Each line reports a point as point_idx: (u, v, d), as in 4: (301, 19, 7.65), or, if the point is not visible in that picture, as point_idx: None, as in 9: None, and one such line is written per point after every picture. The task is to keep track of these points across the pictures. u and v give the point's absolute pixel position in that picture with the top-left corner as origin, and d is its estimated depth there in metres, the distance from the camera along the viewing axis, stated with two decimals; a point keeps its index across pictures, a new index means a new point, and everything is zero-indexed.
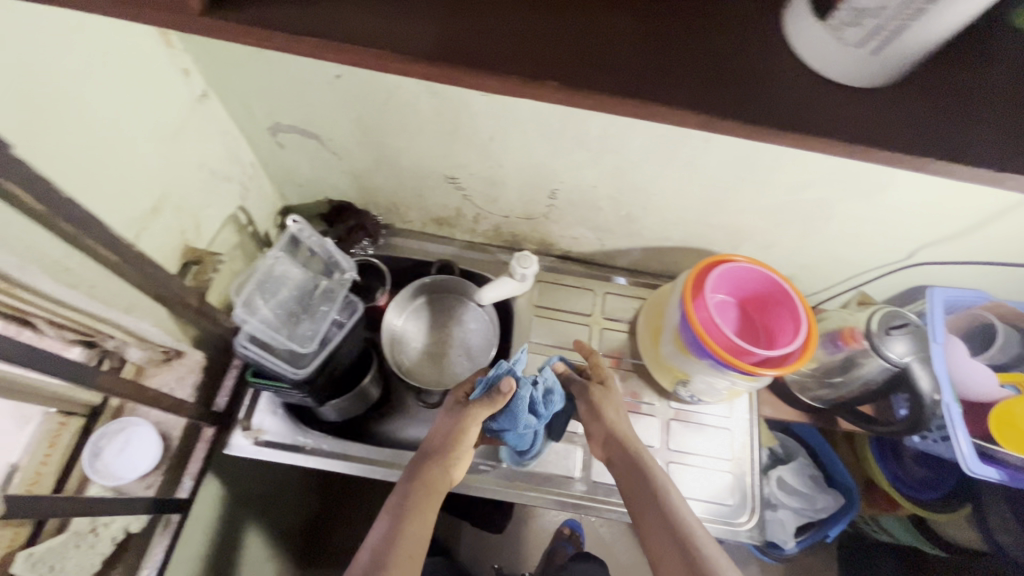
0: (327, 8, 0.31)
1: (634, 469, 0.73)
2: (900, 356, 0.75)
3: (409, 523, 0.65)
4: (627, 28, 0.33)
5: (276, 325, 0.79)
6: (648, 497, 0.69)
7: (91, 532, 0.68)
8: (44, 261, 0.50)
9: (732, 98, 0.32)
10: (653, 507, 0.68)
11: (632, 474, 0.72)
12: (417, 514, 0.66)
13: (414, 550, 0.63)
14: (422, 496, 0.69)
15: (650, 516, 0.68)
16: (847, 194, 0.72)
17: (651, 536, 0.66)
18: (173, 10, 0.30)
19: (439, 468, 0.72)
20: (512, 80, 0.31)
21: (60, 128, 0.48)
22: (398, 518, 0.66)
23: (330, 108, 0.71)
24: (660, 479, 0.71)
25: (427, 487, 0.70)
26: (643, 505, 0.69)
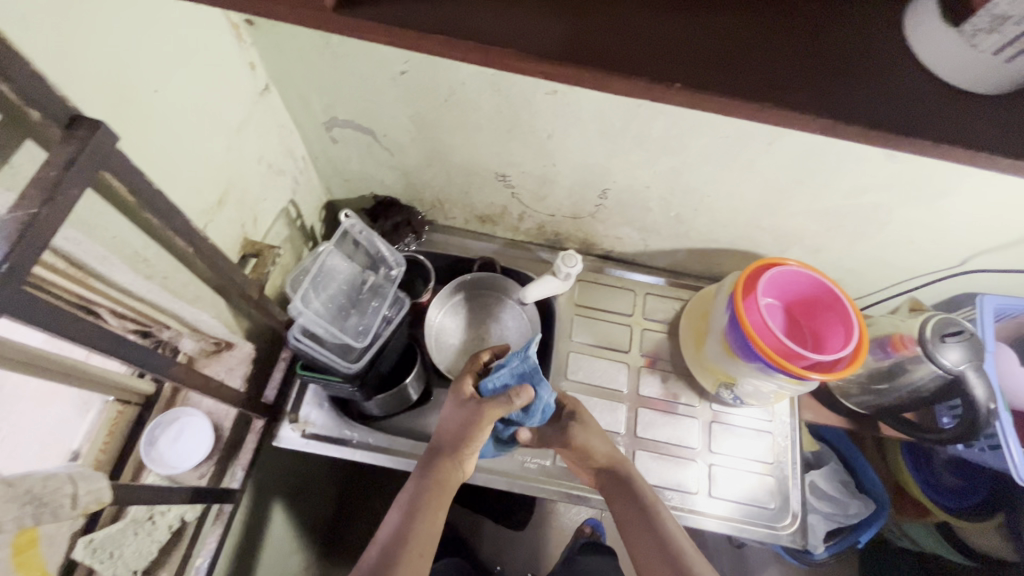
0: (455, 6, 0.31)
1: (627, 500, 0.71)
2: (955, 364, 0.74)
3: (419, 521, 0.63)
4: (750, 33, 0.32)
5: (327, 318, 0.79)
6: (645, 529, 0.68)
7: (148, 519, 0.69)
8: (126, 253, 0.50)
9: (857, 102, 0.31)
10: (650, 542, 0.67)
11: (620, 491, 0.72)
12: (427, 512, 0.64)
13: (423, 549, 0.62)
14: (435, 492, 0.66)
15: (648, 547, 0.67)
16: (908, 200, 0.71)
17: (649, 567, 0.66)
18: (308, 7, 0.30)
19: (450, 462, 0.68)
20: (640, 81, 0.31)
21: (142, 120, 0.48)
22: (409, 515, 0.64)
23: (389, 104, 0.71)
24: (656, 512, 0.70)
25: (438, 484, 0.67)
26: (639, 538, 0.68)
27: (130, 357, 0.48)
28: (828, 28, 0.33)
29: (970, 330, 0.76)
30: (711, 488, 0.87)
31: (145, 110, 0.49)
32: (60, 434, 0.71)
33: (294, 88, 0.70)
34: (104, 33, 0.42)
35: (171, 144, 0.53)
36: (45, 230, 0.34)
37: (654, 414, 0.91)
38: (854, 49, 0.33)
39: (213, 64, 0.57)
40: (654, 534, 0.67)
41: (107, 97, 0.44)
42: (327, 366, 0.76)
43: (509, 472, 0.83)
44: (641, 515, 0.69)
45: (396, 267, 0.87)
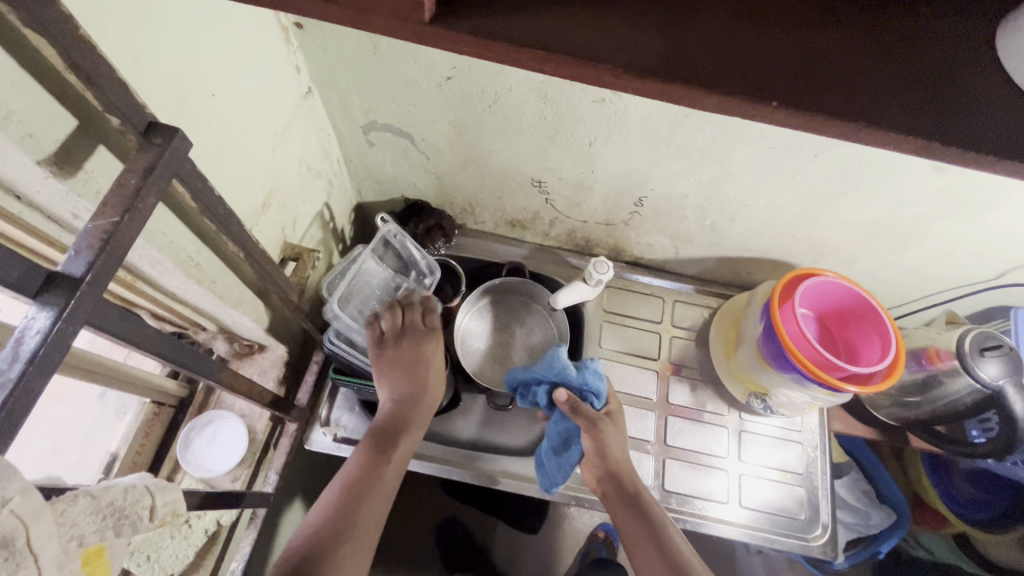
0: (549, 19, 0.31)
1: (636, 507, 0.70)
2: (994, 378, 0.74)
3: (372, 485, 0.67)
4: (845, 50, 0.32)
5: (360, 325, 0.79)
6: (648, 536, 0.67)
7: (185, 523, 0.68)
8: (181, 258, 0.50)
9: (953, 123, 0.31)
10: (653, 551, 0.66)
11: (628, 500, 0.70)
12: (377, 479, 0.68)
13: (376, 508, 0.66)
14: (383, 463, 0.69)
15: (649, 553, 0.66)
16: (949, 213, 0.71)
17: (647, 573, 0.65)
18: (402, 18, 0.30)
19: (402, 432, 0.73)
20: (737, 99, 0.30)
21: (200, 124, 0.48)
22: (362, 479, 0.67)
23: (430, 109, 0.70)
24: (665, 524, 0.68)
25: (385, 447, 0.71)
26: (642, 546, 0.66)
27: (185, 363, 0.47)
28: (922, 47, 0.33)
29: (1010, 345, 0.76)
30: (741, 498, 0.86)
31: (204, 114, 0.49)
32: (97, 435, 0.71)
33: (336, 91, 0.70)
34: (172, 38, 0.42)
35: (225, 148, 0.53)
36: (126, 239, 0.34)
37: (684, 422, 0.91)
38: (950, 69, 0.32)
39: (264, 68, 0.57)
40: (659, 543, 0.66)
41: (171, 100, 0.44)
42: None
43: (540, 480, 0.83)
44: (649, 524, 0.68)
45: (429, 275, 0.86)
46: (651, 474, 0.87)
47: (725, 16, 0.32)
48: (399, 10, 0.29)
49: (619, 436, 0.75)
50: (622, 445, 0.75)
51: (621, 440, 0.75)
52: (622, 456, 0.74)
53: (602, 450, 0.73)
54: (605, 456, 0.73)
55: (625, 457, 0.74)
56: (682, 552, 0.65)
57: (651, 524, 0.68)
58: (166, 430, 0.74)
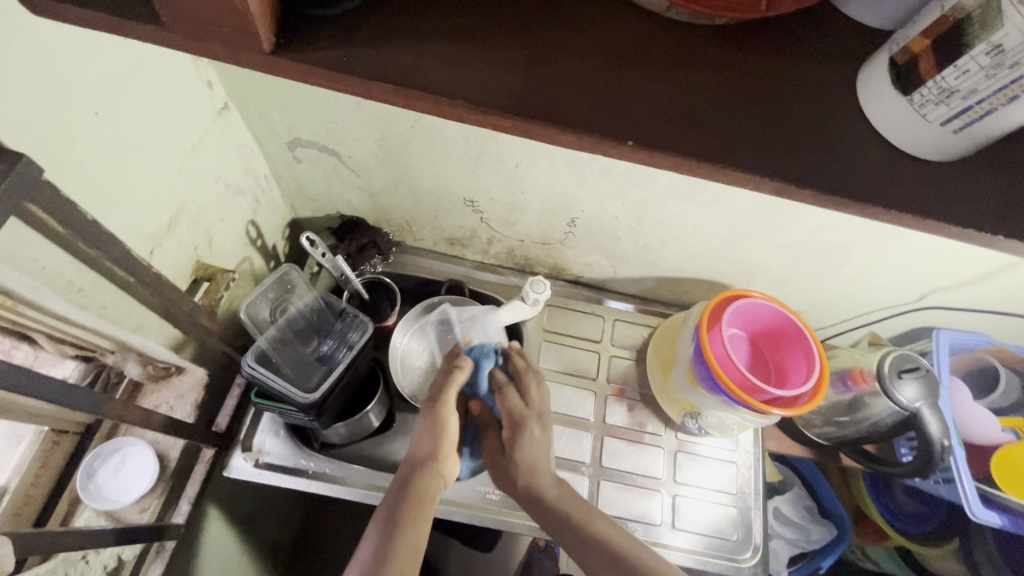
0: (405, 53, 0.30)
1: (569, 526, 0.65)
2: (911, 401, 0.76)
3: (407, 533, 0.59)
4: (708, 89, 0.32)
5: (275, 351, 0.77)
6: (596, 557, 0.63)
7: (82, 560, 0.64)
8: (58, 283, 0.48)
9: (811, 164, 0.31)
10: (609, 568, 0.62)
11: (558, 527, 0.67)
12: (412, 523, 0.60)
13: (414, 552, 0.59)
14: (419, 510, 0.62)
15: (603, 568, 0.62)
16: (866, 239, 0.72)
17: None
18: (241, 47, 0.28)
19: (433, 474, 0.65)
20: (593, 138, 0.30)
21: (76, 143, 0.46)
22: (393, 523, 0.60)
23: (352, 127, 0.69)
24: (599, 529, 0.65)
25: (419, 494, 0.63)
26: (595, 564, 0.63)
27: None
28: (789, 86, 0.33)
29: (927, 367, 0.78)
30: (674, 520, 0.86)
31: (84, 133, 0.46)
32: None
33: (255, 108, 0.67)
34: (37, 60, 0.40)
35: (116, 170, 0.51)
36: None
37: (620, 443, 0.90)
38: (812, 108, 0.33)
39: (166, 86, 0.55)
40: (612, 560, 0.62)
41: (40, 120, 0.42)
42: (282, 395, 0.72)
43: (471, 504, 0.79)
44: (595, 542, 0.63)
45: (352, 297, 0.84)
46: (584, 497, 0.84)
47: (592, 52, 0.32)
48: (237, 38, 0.28)
49: (530, 448, 0.72)
50: (535, 459, 0.71)
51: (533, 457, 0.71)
52: (524, 471, 0.70)
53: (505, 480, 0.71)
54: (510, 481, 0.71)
55: (531, 476, 0.70)
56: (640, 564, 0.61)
57: (599, 545, 0.63)
58: (68, 459, 0.70)
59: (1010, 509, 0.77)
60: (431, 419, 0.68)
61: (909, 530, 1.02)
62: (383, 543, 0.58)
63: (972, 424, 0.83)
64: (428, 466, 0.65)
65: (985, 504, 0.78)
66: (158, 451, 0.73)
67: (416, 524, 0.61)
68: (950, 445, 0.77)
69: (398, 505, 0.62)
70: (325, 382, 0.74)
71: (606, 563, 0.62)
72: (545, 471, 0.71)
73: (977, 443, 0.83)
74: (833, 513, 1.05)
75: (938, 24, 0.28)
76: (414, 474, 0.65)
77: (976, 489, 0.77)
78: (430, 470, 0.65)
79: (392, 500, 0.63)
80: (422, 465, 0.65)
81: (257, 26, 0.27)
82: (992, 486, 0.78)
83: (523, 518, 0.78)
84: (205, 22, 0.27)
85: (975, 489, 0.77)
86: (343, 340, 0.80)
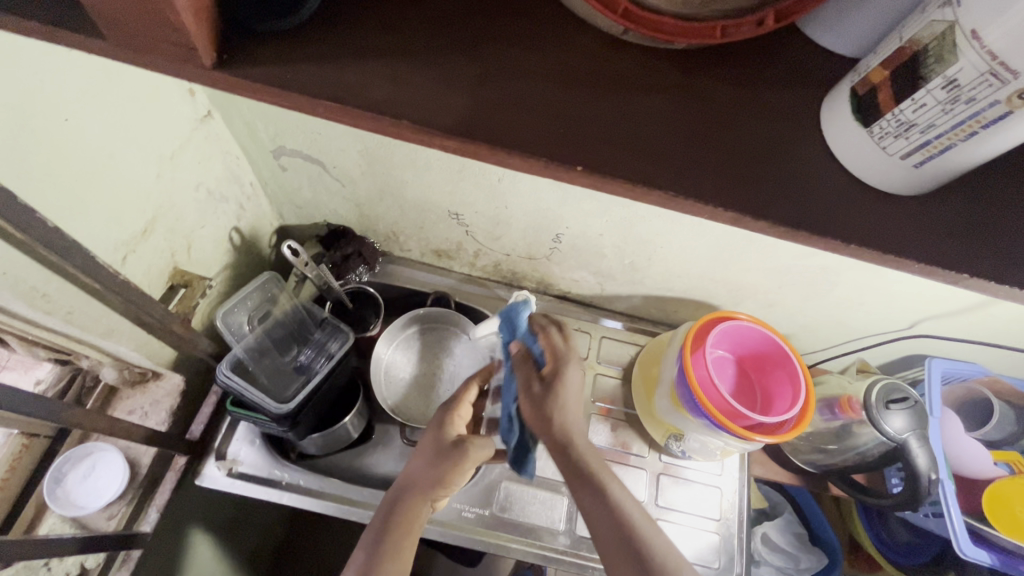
0: (350, 71, 0.30)
1: (589, 487, 0.56)
2: (898, 431, 0.74)
3: (392, 563, 0.57)
4: (663, 113, 0.31)
5: (253, 361, 0.77)
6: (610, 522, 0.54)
7: (44, 566, 0.64)
8: (20, 289, 0.48)
9: (767, 194, 0.30)
10: (617, 535, 0.54)
11: (586, 487, 0.56)
12: (399, 553, 0.58)
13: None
14: (408, 532, 0.59)
15: (610, 538, 0.54)
16: (853, 266, 0.71)
17: (611, 557, 0.54)
18: (182, 61, 0.28)
19: (426, 503, 0.61)
20: (540, 163, 0.29)
21: (43, 152, 0.46)
22: (377, 551, 0.57)
23: (335, 137, 0.68)
24: (613, 493, 0.56)
25: (407, 524, 0.60)
26: (604, 528, 0.54)
27: None
28: (749, 113, 0.32)
29: (916, 398, 0.77)
30: None
31: (52, 140, 0.46)
32: None
33: (238, 116, 0.67)
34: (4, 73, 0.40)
35: (85, 176, 0.51)
36: None
37: None
38: (771, 136, 0.32)
39: (144, 94, 0.54)
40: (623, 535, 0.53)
41: (3, 126, 0.42)
42: (256, 405, 0.71)
43: (446, 521, 0.77)
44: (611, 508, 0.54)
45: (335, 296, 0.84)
46: (562, 516, 0.78)
47: (543, 74, 0.31)
48: (178, 52, 0.28)
49: (569, 389, 0.61)
50: (570, 404, 0.60)
51: (570, 399, 0.60)
52: (559, 405, 0.59)
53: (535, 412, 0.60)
54: (540, 415, 0.60)
55: (563, 414, 0.59)
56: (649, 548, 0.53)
57: (613, 507, 0.55)
58: (38, 462, 0.69)
59: (1002, 548, 0.74)
60: (439, 448, 0.64)
61: (904, 562, 0.92)
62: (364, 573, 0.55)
63: (964, 457, 0.81)
64: (422, 495, 0.61)
65: (975, 540, 0.76)
66: (130, 457, 0.73)
67: (405, 543, 0.58)
68: (937, 478, 0.74)
69: (385, 533, 0.58)
70: (301, 393, 0.73)
71: (619, 533, 0.54)
72: (575, 417, 0.60)
73: (969, 477, 0.81)
74: (822, 538, 0.99)
75: (897, 57, 0.27)
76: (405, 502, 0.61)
77: (965, 524, 0.75)
78: (429, 498, 0.62)
79: (379, 526, 0.59)
80: (415, 493, 0.61)
81: (194, 40, 0.27)
82: (983, 522, 0.76)
83: (498, 537, 0.76)
84: (145, 36, 0.27)
85: (963, 525, 0.75)
86: (322, 350, 0.79)
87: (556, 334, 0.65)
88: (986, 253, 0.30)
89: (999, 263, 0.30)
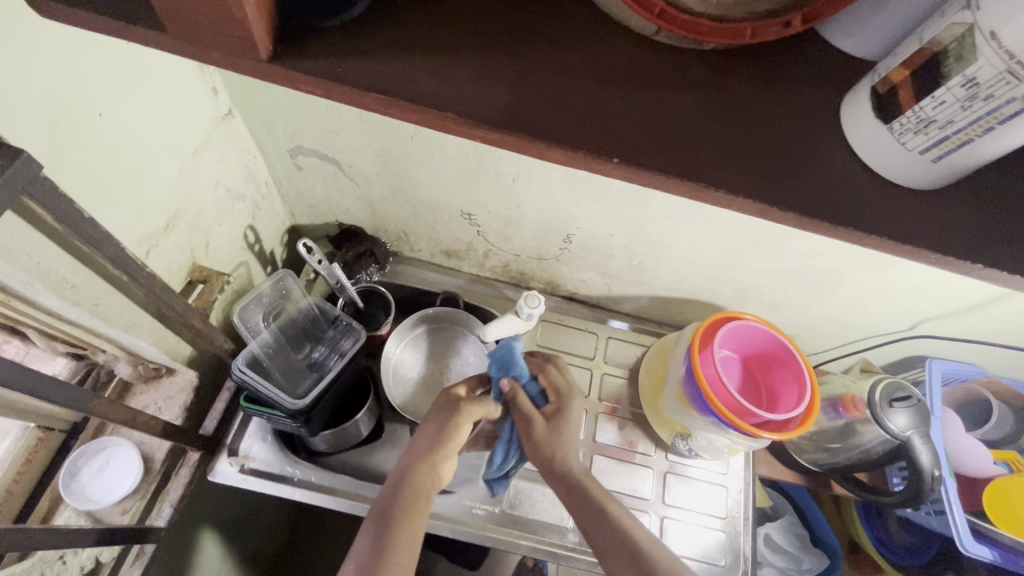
0: (397, 67, 0.31)
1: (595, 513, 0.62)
2: (902, 429, 0.76)
3: (404, 529, 0.58)
4: (692, 109, 0.33)
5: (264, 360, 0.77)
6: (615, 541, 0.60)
7: (59, 559, 0.64)
8: (51, 279, 0.49)
9: (793, 187, 0.32)
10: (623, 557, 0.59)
11: (594, 517, 0.62)
12: (410, 516, 0.59)
13: (410, 547, 0.57)
14: (416, 499, 0.61)
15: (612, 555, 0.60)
16: (858, 266, 0.73)
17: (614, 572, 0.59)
18: (239, 53, 0.30)
19: (429, 470, 0.64)
20: (579, 153, 0.31)
21: (79, 145, 0.47)
22: (387, 518, 0.59)
23: (353, 138, 0.69)
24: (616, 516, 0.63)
25: (414, 491, 0.62)
26: (607, 551, 0.60)
27: None
28: (774, 111, 0.34)
29: (918, 396, 0.78)
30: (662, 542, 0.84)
31: (86, 134, 0.48)
32: None
33: (258, 116, 0.68)
34: (46, 68, 0.42)
35: (114, 169, 0.52)
36: None
37: (609, 461, 0.89)
38: (794, 132, 0.33)
39: (171, 92, 0.56)
40: (626, 548, 0.59)
41: (42, 120, 0.43)
42: (271, 400, 0.71)
43: (456, 518, 0.77)
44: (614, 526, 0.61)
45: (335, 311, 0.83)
46: (572, 514, 0.79)
47: (579, 71, 0.33)
48: (237, 46, 0.29)
49: (571, 422, 0.70)
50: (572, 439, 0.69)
51: (571, 435, 0.69)
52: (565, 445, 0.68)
53: (537, 448, 0.68)
54: (546, 452, 0.67)
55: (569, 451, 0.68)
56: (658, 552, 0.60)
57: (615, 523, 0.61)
58: (52, 456, 0.70)
59: (1002, 545, 0.76)
60: (435, 421, 0.68)
61: (906, 564, 0.94)
62: (379, 541, 0.56)
63: (965, 455, 0.82)
64: (426, 464, 0.64)
65: (975, 536, 0.77)
66: (144, 452, 0.73)
67: (416, 508, 0.60)
68: (940, 475, 0.76)
69: (395, 501, 0.60)
70: (315, 388, 0.74)
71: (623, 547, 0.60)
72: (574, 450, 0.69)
73: (969, 476, 0.83)
74: (826, 542, 1.00)
75: (917, 57, 0.28)
76: (411, 472, 0.63)
77: (966, 521, 0.77)
78: (432, 463, 0.64)
79: (390, 495, 0.61)
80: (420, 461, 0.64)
81: (254, 33, 0.28)
82: (984, 519, 0.77)
83: (508, 534, 0.77)
84: (206, 29, 0.28)
85: (965, 522, 0.76)
86: (335, 348, 0.80)
87: (555, 370, 0.73)
88: (997, 246, 0.32)
89: (1011, 255, 0.31)
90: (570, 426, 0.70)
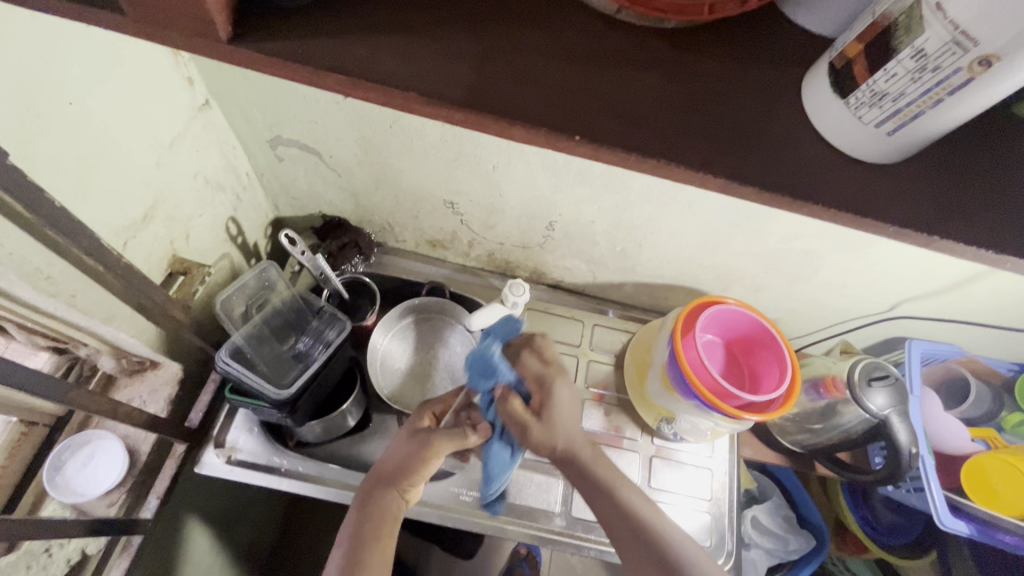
0: (360, 48, 0.31)
1: (599, 492, 0.64)
2: (880, 408, 0.77)
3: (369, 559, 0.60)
4: (653, 86, 0.33)
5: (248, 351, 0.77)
6: (625, 524, 0.62)
7: (44, 552, 0.66)
8: (26, 270, 0.49)
9: (752, 163, 0.32)
10: (630, 529, 0.62)
11: (597, 493, 0.64)
12: (375, 548, 0.61)
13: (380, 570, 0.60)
14: (384, 526, 0.62)
15: (621, 533, 0.62)
16: (836, 249, 0.73)
17: (619, 544, 0.63)
18: (198, 35, 0.30)
19: (396, 498, 0.64)
20: (538, 131, 0.31)
21: (49, 136, 0.47)
22: (358, 548, 0.60)
23: (332, 127, 0.69)
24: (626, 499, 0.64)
25: (381, 518, 0.63)
26: (615, 526, 0.63)
27: None
28: (736, 87, 0.34)
29: (896, 376, 0.80)
30: None
31: (55, 121, 0.47)
32: None
33: (235, 105, 0.68)
34: (11, 57, 0.41)
35: (87, 159, 0.52)
36: None
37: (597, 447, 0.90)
38: (756, 108, 0.34)
39: (144, 80, 0.55)
40: (641, 541, 0.61)
41: (10, 109, 0.43)
42: (257, 392, 0.71)
43: (444, 505, 0.78)
44: (620, 513, 0.63)
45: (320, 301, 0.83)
46: (558, 499, 0.80)
47: (539, 50, 0.33)
48: (195, 27, 0.30)
49: (562, 408, 0.66)
50: (566, 422, 0.66)
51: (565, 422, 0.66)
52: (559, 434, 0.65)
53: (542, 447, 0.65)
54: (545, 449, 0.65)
55: (568, 437, 0.66)
56: (662, 539, 0.61)
57: (625, 514, 0.62)
58: (37, 450, 0.70)
59: (977, 518, 0.77)
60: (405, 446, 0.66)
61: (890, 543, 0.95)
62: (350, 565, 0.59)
63: (943, 432, 0.84)
64: (392, 491, 0.64)
65: (953, 511, 0.79)
66: (129, 445, 0.73)
67: (384, 532, 0.62)
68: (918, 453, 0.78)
69: (363, 530, 0.62)
70: (300, 379, 0.73)
71: (630, 525, 0.62)
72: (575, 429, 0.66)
73: (947, 453, 0.84)
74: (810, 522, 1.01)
75: (870, 30, 0.29)
76: (378, 500, 0.64)
77: (944, 497, 0.78)
78: (398, 489, 0.64)
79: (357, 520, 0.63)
80: (388, 487, 0.64)
81: (211, 14, 0.28)
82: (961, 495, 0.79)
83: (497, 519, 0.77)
84: (162, 13, 0.29)
85: (943, 499, 0.77)
86: (319, 339, 0.80)
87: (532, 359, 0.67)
88: (954, 218, 0.32)
89: (966, 226, 0.32)
90: (560, 413, 0.66)
